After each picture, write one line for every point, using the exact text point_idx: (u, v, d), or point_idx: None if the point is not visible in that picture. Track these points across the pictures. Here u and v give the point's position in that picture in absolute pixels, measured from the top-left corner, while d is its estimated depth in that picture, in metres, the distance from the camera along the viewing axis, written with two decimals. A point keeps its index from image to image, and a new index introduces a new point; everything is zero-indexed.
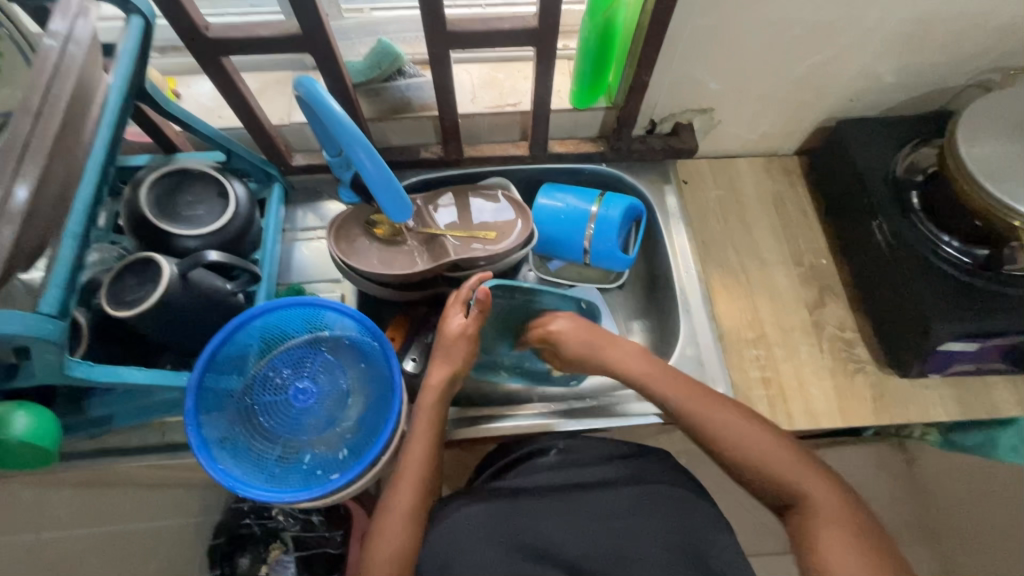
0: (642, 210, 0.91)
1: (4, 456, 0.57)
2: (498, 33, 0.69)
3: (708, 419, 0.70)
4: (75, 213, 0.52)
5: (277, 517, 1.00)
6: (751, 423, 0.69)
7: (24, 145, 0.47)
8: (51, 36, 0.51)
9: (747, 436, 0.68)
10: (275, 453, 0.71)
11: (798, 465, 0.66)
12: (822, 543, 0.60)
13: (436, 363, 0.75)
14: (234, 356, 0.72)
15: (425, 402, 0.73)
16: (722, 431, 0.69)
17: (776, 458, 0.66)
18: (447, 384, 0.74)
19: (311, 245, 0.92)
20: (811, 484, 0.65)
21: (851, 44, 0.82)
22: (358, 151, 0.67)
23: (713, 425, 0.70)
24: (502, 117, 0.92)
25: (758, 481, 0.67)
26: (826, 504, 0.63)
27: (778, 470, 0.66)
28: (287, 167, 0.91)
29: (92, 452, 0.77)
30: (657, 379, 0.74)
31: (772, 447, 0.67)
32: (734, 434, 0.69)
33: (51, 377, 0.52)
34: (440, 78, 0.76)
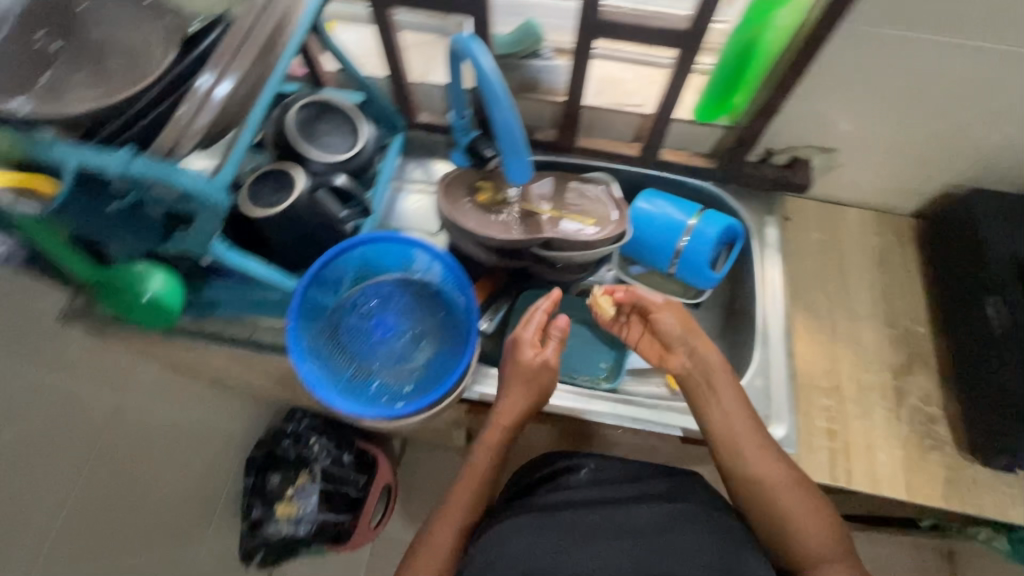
0: (739, 233, 0.90)
1: (138, 309, 0.66)
2: (647, 31, 0.71)
3: (749, 462, 0.67)
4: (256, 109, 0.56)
5: (310, 449, 1.26)
6: (788, 483, 0.66)
7: (240, 45, 0.55)
8: None
9: (776, 489, 0.66)
10: (350, 371, 0.76)
11: (838, 535, 0.64)
12: None
13: (512, 397, 0.75)
14: (336, 275, 0.77)
15: (490, 438, 0.74)
16: (750, 478, 0.67)
17: (807, 530, 0.63)
18: (517, 422, 0.75)
19: (415, 198, 0.98)
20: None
21: (1003, 111, 0.78)
22: (500, 111, 0.66)
23: (757, 478, 0.67)
24: (621, 115, 0.94)
25: (789, 548, 0.64)
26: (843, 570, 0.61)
27: (806, 528, 0.63)
28: (411, 122, 0.97)
29: (190, 332, 0.85)
30: (721, 388, 0.71)
31: (795, 496, 0.65)
32: (756, 474, 0.67)
33: (199, 247, 0.58)
34: (577, 65, 0.79)
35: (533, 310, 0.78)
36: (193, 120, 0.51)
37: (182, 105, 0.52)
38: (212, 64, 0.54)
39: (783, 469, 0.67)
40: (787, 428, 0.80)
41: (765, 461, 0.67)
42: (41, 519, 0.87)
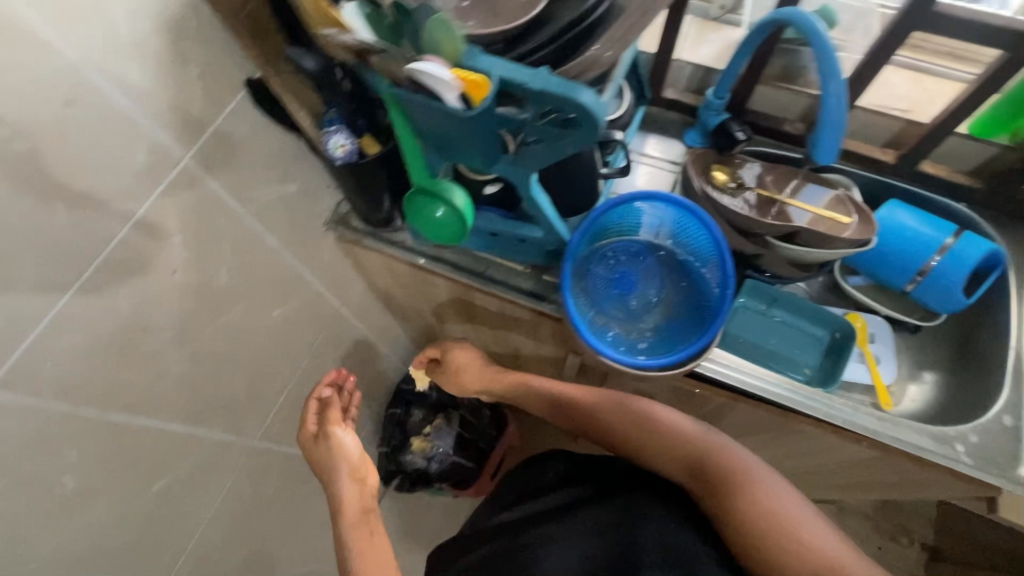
0: (1003, 262, 0.84)
1: (434, 216, 0.74)
2: (982, 27, 0.68)
3: (581, 406, 0.88)
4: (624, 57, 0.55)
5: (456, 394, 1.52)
6: (612, 410, 0.84)
7: None
8: None
9: (636, 436, 0.80)
10: (591, 315, 0.80)
11: (693, 434, 0.76)
12: (737, 502, 0.68)
13: (348, 506, 0.79)
14: (596, 224, 0.80)
15: (349, 509, 0.78)
16: (605, 426, 0.84)
17: (676, 453, 0.76)
18: (359, 496, 0.81)
19: (645, 170, 1.00)
20: (725, 465, 0.72)
21: None
22: (830, 84, 0.71)
23: (623, 440, 0.81)
24: (882, 119, 0.91)
25: (706, 478, 0.72)
26: (748, 476, 0.70)
27: (681, 451, 0.76)
28: (655, 97, 0.99)
29: (431, 258, 0.93)
30: (527, 379, 0.97)
31: (676, 425, 0.78)
32: (605, 420, 0.85)
33: (549, 161, 0.60)
34: (875, 56, 0.77)
35: (316, 401, 0.98)
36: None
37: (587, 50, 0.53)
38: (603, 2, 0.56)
39: (664, 417, 0.80)
40: None
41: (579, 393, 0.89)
42: (271, 396, 1.00)
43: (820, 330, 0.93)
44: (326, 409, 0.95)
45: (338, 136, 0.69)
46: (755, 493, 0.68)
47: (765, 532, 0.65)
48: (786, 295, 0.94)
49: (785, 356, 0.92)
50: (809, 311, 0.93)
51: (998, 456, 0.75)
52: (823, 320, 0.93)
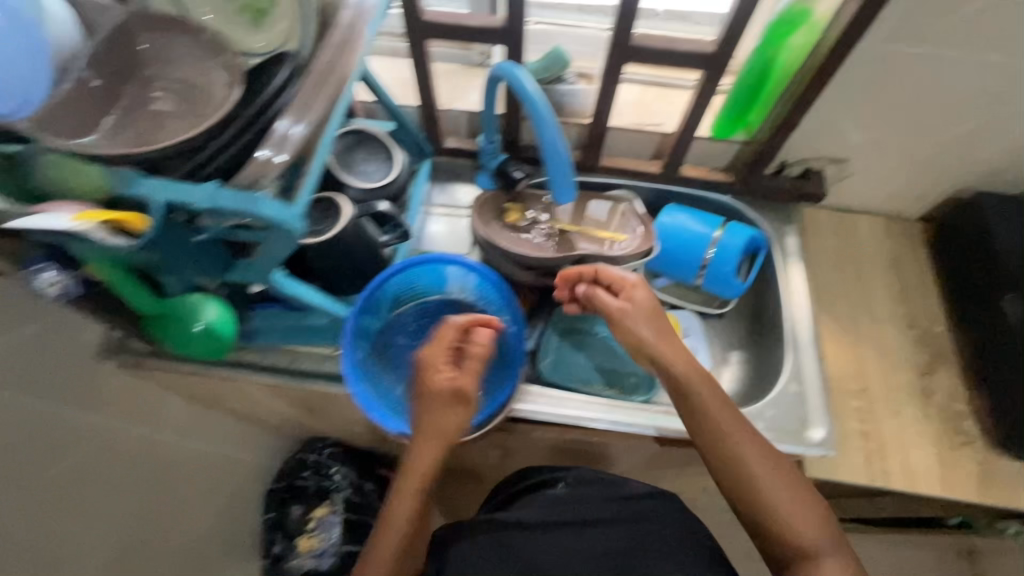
0: (762, 245, 0.94)
1: (197, 341, 0.67)
2: (675, 54, 0.74)
3: (734, 438, 0.67)
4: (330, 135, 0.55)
5: (333, 477, 1.14)
6: (767, 463, 0.66)
7: (310, 83, 0.54)
8: (349, 6, 0.59)
9: (737, 439, 0.67)
10: (399, 390, 0.76)
11: (822, 526, 0.63)
12: None
13: (395, 515, 0.65)
14: (381, 297, 0.77)
15: (407, 486, 0.67)
16: (734, 441, 0.67)
17: (786, 542, 0.63)
18: (412, 519, 0.65)
19: (442, 220, 1.01)
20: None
21: (1008, 119, 0.82)
22: (545, 128, 0.70)
23: (785, 528, 0.63)
24: (642, 134, 0.97)
25: (781, 546, 0.63)
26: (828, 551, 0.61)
27: (774, 504, 0.64)
28: (438, 147, 1.00)
29: (230, 363, 0.85)
30: (479, 363, 0.68)
31: (769, 462, 0.66)
32: (749, 468, 0.65)
33: (275, 263, 0.57)
34: (606, 88, 0.82)
35: (445, 340, 0.69)
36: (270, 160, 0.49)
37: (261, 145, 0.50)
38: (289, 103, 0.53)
39: (777, 462, 0.66)
40: (826, 429, 0.81)
41: (752, 439, 0.67)
42: None
43: None
44: (467, 354, 0.69)
45: (46, 273, 0.56)
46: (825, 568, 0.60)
47: None
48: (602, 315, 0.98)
49: (612, 371, 0.94)
50: None
51: (788, 425, 0.82)
52: None
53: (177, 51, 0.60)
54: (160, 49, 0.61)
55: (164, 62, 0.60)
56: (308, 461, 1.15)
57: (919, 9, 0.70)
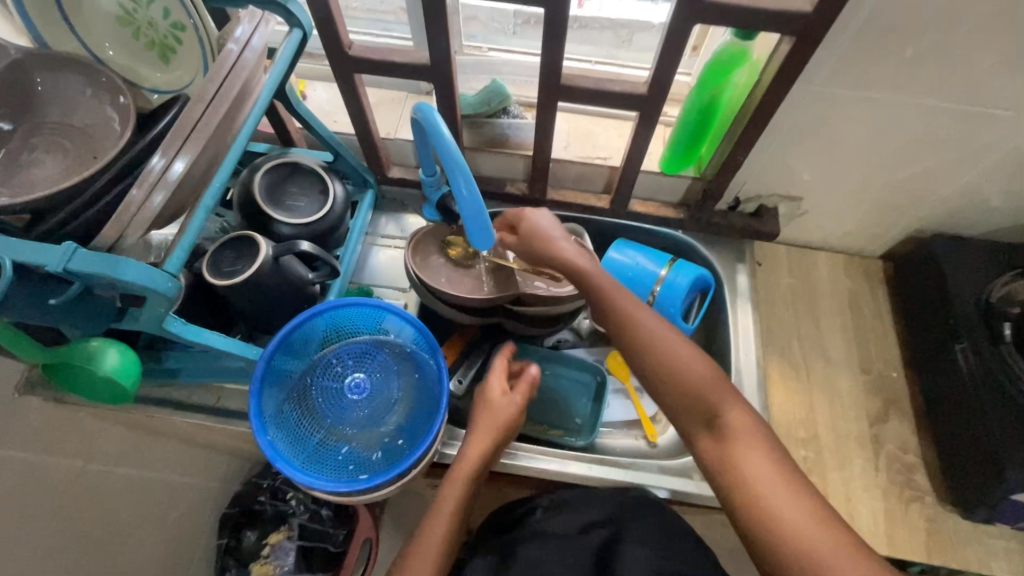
0: (711, 282, 0.88)
1: (95, 385, 0.63)
2: (608, 93, 0.72)
3: (645, 331, 0.65)
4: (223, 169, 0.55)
5: (290, 502, 1.02)
6: (688, 354, 0.64)
7: (195, 128, 0.52)
8: (233, 41, 0.56)
9: (655, 336, 0.64)
10: (319, 436, 0.74)
11: (725, 390, 0.62)
12: (747, 466, 0.58)
13: (436, 518, 0.70)
14: (303, 340, 0.76)
15: (451, 494, 0.71)
16: (647, 337, 0.64)
17: (695, 409, 0.62)
18: (457, 511, 0.71)
19: (387, 252, 0.98)
20: (743, 458, 0.58)
21: (959, 163, 0.80)
22: (458, 177, 0.65)
23: (698, 394, 0.62)
24: (590, 167, 0.95)
25: (711, 434, 0.61)
26: (747, 430, 0.60)
27: (696, 395, 0.62)
28: (382, 176, 0.98)
29: (155, 399, 0.83)
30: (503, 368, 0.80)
31: (695, 359, 0.63)
32: (671, 363, 0.63)
33: (153, 324, 0.55)
34: (542, 124, 0.80)
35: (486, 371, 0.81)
36: (147, 202, 0.49)
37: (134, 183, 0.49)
38: (168, 148, 0.51)
39: (697, 352, 0.64)
40: None
41: (669, 334, 0.65)
42: None
43: (585, 378, 0.95)
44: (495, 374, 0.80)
45: None
46: (751, 451, 0.58)
47: (739, 484, 0.57)
48: (548, 353, 0.96)
49: (555, 413, 0.92)
50: (570, 363, 0.96)
51: None
52: (584, 369, 0.95)
53: (73, 92, 0.59)
54: (56, 90, 0.59)
55: (59, 103, 0.59)
56: (265, 482, 1.02)
57: (854, 53, 0.67)
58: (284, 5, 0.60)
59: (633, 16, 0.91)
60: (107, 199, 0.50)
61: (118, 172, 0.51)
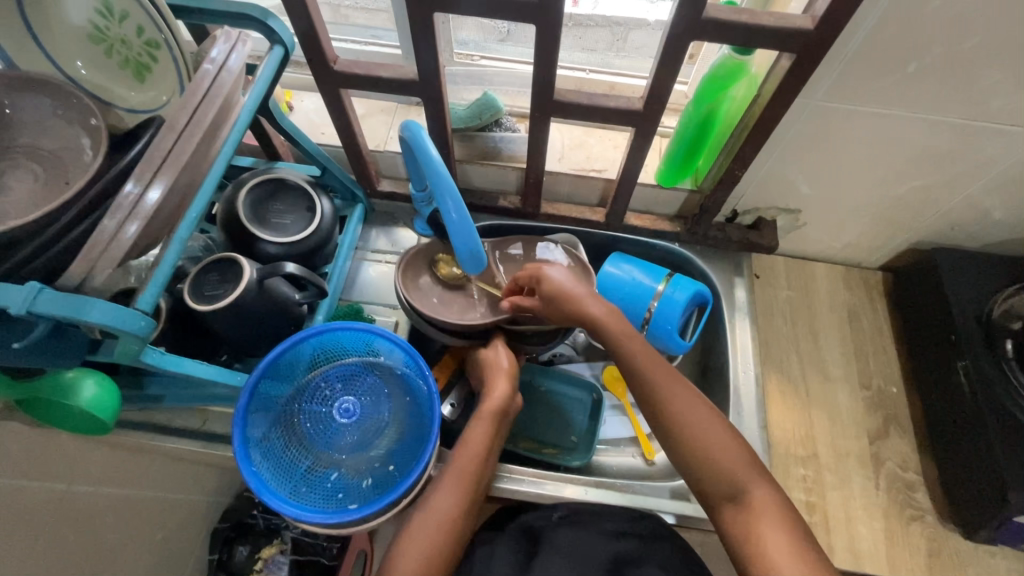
0: (707, 296, 0.85)
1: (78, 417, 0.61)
2: (603, 109, 0.70)
3: (671, 402, 0.65)
4: (199, 198, 0.53)
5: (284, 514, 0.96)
6: (714, 423, 0.63)
7: (168, 155, 0.49)
8: (209, 62, 0.53)
9: (681, 406, 0.64)
10: (306, 463, 0.72)
11: (752, 465, 0.61)
12: (767, 547, 0.55)
13: (444, 488, 0.68)
14: (290, 363, 0.74)
15: (463, 465, 0.69)
16: (671, 406, 0.64)
17: (719, 483, 0.61)
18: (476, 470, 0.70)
19: (377, 267, 0.96)
20: (765, 534, 0.56)
21: (961, 177, 0.78)
22: (447, 199, 0.63)
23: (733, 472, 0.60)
24: (585, 180, 0.93)
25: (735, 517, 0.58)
26: (773, 508, 0.57)
27: (720, 466, 0.61)
28: (372, 190, 0.96)
29: (138, 424, 0.81)
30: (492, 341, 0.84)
31: (722, 432, 0.63)
32: (697, 434, 0.63)
33: (129, 360, 0.53)
34: (535, 139, 0.77)
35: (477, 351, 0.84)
36: (120, 232, 0.46)
37: (106, 214, 0.46)
38: (139, 174, 0.48)
39: (727, 429, 0.63)
40: None
41: (699, 404, 0.65)
42: None
43: (578, 395, 0.92)
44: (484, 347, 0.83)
45: None
46: (772, 534, 0.55)
47: (762, 571, 0.54)
48: (541, 370, 0.94)
49: (547, 432, 0.90)
50: (563, 379, 0.94)
51: None
52: (577, 385, 0.93)
53: (40, 116, 0.56)
54: (23, 114, 0.56)
55: (26, 128, 0.56)
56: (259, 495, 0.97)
57: (856, 68, 0.66)
58: (264, 22, 0.58)
59: (628, 15, 0.89)
60: (76, 232, 0.47)
61: (89, 203, 0.48)
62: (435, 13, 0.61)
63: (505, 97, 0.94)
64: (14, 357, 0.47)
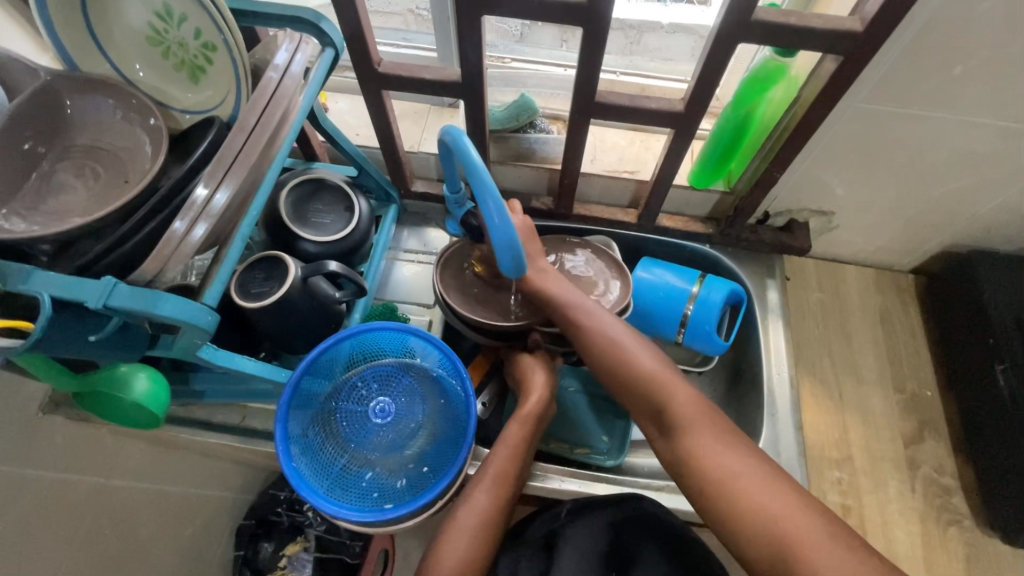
0: (743, 296, 0.85)
1: (127, 410, 0.62)
2: (644, 110, 0.70)
3: (595, 324, 0.69)
4: (260, 197, 0.54)
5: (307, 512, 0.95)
6: (635, 342, 0.69)
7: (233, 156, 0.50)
8: (272, 69, 0.54)
9: (604, 330, 0.69)
10: (343, 461, 0.73)
11: (671, 376, 0.66)
12: (697, 448, 0.60)
13: (481, 487, 0.69)
14: (330, 362, 0.75)
15: (500, 464, 0.70)
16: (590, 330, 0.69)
17: (645, 401, 0.66)
18: (512, 476, 0.70)
19: (410, 267, 0.97)
20: (693, 442, 0.61)
21: (1001, 181, 0.78)
22: (487, 199, 0.62)
23: (675, 420, 0.63)
24: (617, 181, 0.93)
25: (666, 425, 0.64)
26: (693, 410, 0.63)
27: (645, 383, 0.66)
28: (405, 191, 0.97)
29: (179, 419, 0.83)
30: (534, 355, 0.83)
31: (647, 353, 0.68)
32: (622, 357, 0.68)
33: (187, 356, 0.54)
34: (573, 140, 0.78)
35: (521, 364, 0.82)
36: (189, 234, 0.47)
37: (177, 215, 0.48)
38: (207, 175, 0.49)
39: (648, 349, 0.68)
40: None
41: (617, 327, 0.70)
42: None
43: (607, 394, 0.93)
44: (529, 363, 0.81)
45: None
46: (700, 442, 0.60)
47: (694, 468, 0.60)
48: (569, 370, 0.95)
49: (579, 431, 0.90)
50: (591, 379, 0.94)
51: None
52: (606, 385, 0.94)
53: (103, 115, 0.58)
54: (85, 114, 0.58)
55: (90, 128, 0.58)
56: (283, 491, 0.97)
57: (902, 71, 0.66)
58: (319, 25, 0.59)
59: (642, 18, 0.90)
60: (147, 231, 0.49)
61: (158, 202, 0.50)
62: (483, 16, 0.62)
63: (538, 99, 0.95)
64: (86, 350, 0.48)
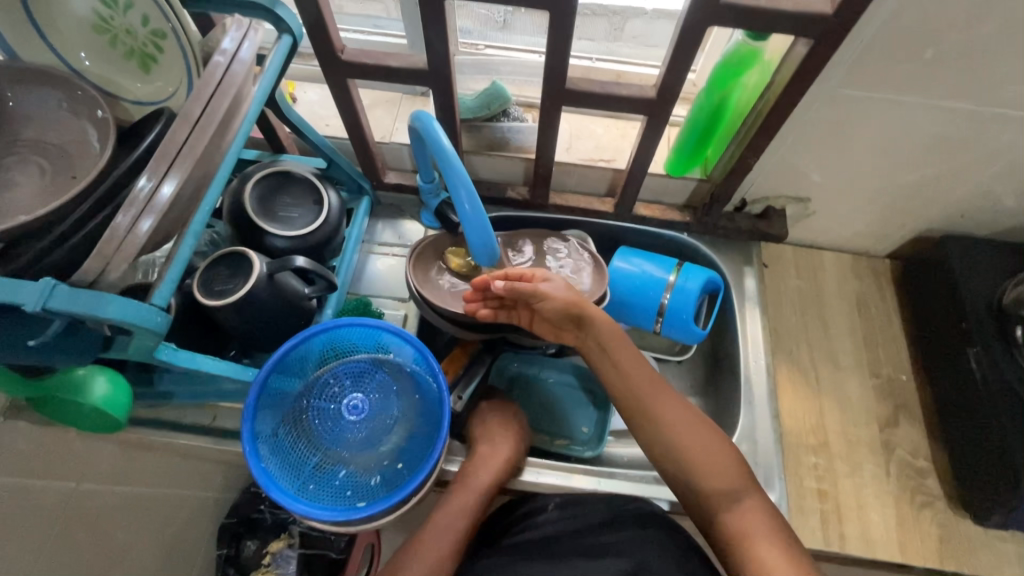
0: (720, 284, 0.85)
1: (85, 415, 0.60)
2: (616, 97, 0.69)
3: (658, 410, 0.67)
4: (212, 191, 0.52)
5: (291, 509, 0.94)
6: (700, 429, 0.67)
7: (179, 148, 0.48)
8: (219, 52, 0.52)
9: (668, 415, 0.67)
10: (315, 459, 0.71)
11: (741, 473, 0.64)
12: (759, 556, 0.58)
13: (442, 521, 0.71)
14: (300, 359, 0.74)
15: (461, 502, 0.73)
16: (657, 413, 0.67)
17: (710, 492, 0.64)
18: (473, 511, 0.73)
19: (385, 260, 0.95)
20: (758, 548, 0.59)
21: (973, 166, 0.78)
22: (458, 187, 0.62)
23: (736, 523, 0.61)
24: (593, 170, 0.92)
25: (726, 529, 0.62)
26: (755, 517, 0.61)
27: (713, 477, 0.64)
28: (378, 183, 0.95)
29: (149, 421, 0.81)
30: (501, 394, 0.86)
31: (714, 443, 0.66)
32: (685, 443, 0.66)
33: (142, 357, 0.52)
34: (546, 128, 0.76)
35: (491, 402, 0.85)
36: (134, 228, 0.45)
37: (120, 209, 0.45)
38: (151, 168, 0.47)
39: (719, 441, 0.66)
40: (777, 495, 0.76)
41: (688, 417, 0.67)
42: None
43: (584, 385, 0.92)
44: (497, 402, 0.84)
45: None
46: (759, 552, 0.58)
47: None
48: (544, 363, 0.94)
49: (558, 424, 0.90)
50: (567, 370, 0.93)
51: None
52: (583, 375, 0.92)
53: (46, 107, 0.55)
54: (27, 106, 0.55)
55: (32, 121, 0.55)
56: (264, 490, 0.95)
57: (872, 55, 0.65)
58: (273, 10, 0.57)
59: (627, 2, 0.88)
60: (90, 227, 0.47)
61: (102, 197, 0.48)
62: None
63: (512, 87, 0.93)
64: (30, 352, 0.46)
